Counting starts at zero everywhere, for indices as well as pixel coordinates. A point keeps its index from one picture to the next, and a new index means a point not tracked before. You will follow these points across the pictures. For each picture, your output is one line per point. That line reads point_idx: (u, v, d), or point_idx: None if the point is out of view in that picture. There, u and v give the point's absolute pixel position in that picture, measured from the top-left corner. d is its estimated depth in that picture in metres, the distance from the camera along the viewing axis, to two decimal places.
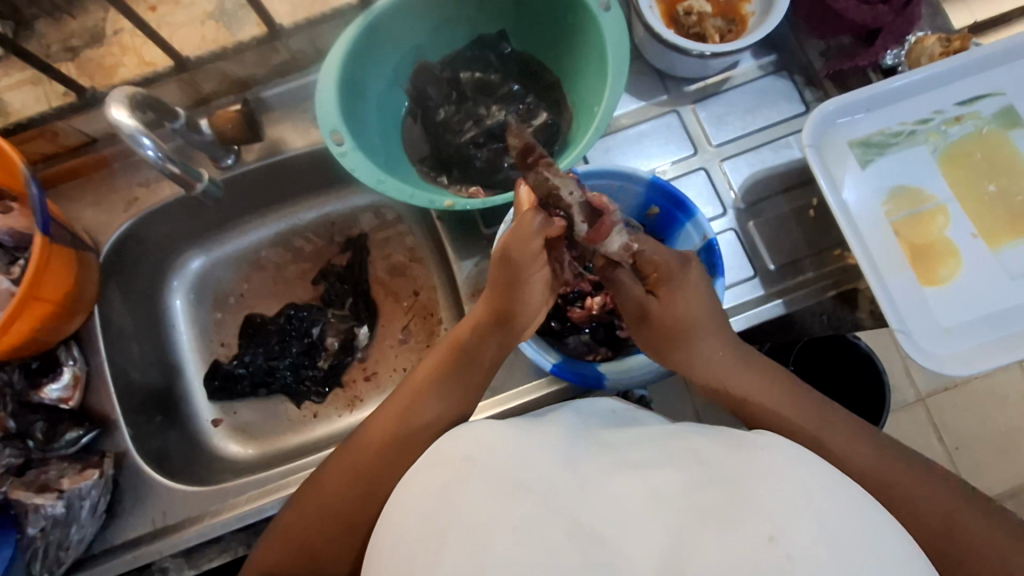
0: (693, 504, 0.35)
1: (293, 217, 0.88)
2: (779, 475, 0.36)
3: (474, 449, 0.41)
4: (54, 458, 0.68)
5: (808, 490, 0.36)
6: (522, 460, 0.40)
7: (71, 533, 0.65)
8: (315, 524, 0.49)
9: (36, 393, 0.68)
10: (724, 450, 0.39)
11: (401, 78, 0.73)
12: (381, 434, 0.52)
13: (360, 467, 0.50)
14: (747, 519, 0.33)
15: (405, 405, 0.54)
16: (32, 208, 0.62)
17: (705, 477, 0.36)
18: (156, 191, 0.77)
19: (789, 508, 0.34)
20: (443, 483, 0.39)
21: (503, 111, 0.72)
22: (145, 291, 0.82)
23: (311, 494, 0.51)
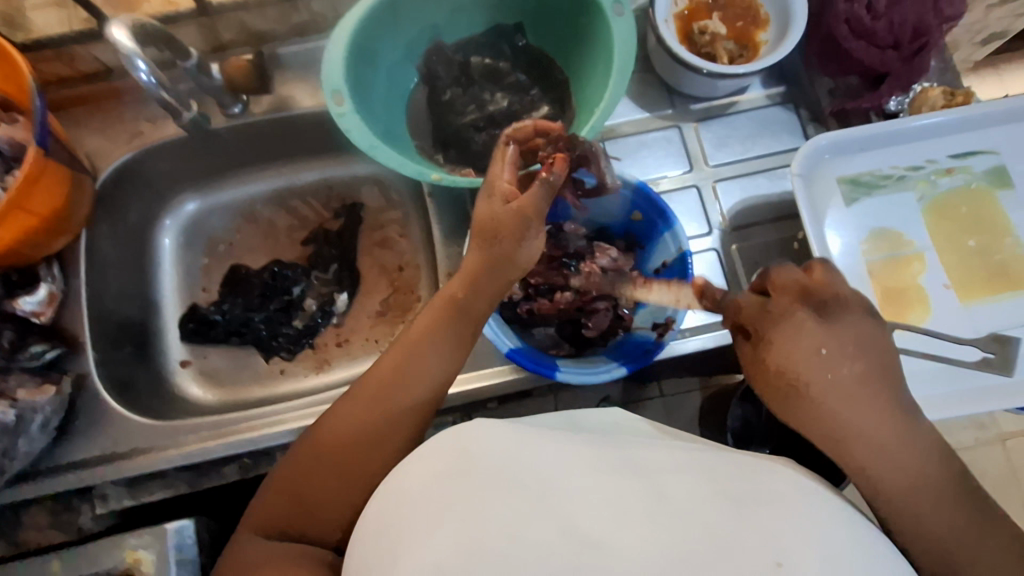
0: (693, 518, 0.34)
1: (293, 177, 0.90)
2: (790, 505, 0.36)
3: (473, 439, 0.39)
4: (16, 369, 0.67)
5: (816, 521, 0.35)
6: (525, 454, 0.38)
7: (18, 444, 0.65)
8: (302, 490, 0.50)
9: (11, 303, 0.69)
10: (738, 472, 0.39)
11: (413, 55, 0.74)
12: (376, 394, 0.52)
13: (360, 425, 0.51)
14: (754, 543, 0.33)
15: (402, 362, 0.53)
16: (33, 119, 0.63)
17: (716, 492, 0.36)
18: (160, 128, 0.79)
19: (798, 538, 0.34)
20: (440, 475, 0.38)
21: (506, 99, 0.73)
22: (136, 225, 0.84)
23: (309, 446, 0.52)
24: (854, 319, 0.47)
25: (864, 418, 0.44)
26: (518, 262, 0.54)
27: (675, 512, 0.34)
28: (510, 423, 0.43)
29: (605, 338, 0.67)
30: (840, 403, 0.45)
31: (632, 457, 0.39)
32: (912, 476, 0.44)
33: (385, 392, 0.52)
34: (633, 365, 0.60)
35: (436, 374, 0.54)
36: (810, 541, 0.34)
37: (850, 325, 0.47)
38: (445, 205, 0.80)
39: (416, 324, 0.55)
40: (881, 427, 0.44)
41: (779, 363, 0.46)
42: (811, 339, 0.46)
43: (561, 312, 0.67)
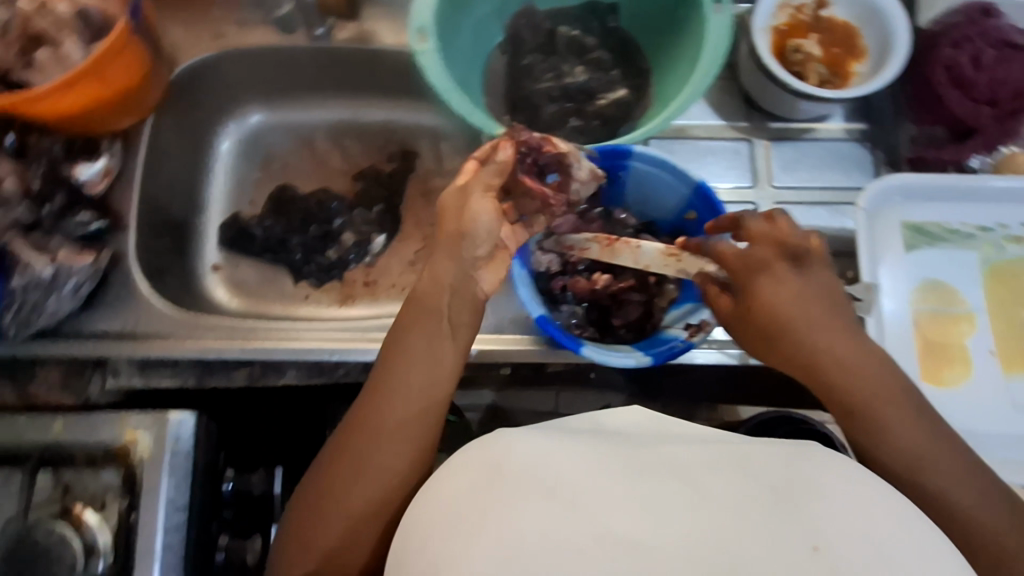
0: (731, 513, 0.34)
1: (359, 113, 0.91)
2: (832, 489, 0.36)
3: (503, 450, 0.39)
4: (60, 233, 0.69)
5: (866, 505, 0.36)
6: (546, 459, 0.38)
7: (49, 300, 0.66)
8: (322, 529, 0.48)
9: (70, 169, 0.71)
10: (778, 462, 0.38)
11: (504, 14, 0.75)
12: (367, 428, 0.50)
13: (360, 464, 0.49)
14: (794, 526, 0.34)
15: (384, 390, 0.51)
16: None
17: (757, 489, 0.36)
18: (245, 35, 0.80)
19: (842, 522, 0.34)
20: (468, 485, 0.38)
21: (585, 74, 0.71)
22: (201, 125, 0.86)
23: (316, 488, 0.50)
24: (822, 275, 0.55)
25: (840, 348, 0.52)
26: (469, 234, 0.53)
27: (714, 511, 0.34)
28: (534, 426, 0.42)
29: (632, 331, 0.66)
30: (805, 324, 0.53)
31: (668, 457, 0.38)
32: (880, 398, 0.50)
33: (376, 424, 0.50)
34: (657, 358, 0.59)
35: (419, 387, 0.51)
36: (856, 524, 0.34)
37: (818, 278, 0.54)
38: None
39: (392, 342, 0.54)
40: (849, 350, 0.52)
41: (760, 308, 0.54)
42: (790, 283, 0.53)
43: (594, 294, 0.66)
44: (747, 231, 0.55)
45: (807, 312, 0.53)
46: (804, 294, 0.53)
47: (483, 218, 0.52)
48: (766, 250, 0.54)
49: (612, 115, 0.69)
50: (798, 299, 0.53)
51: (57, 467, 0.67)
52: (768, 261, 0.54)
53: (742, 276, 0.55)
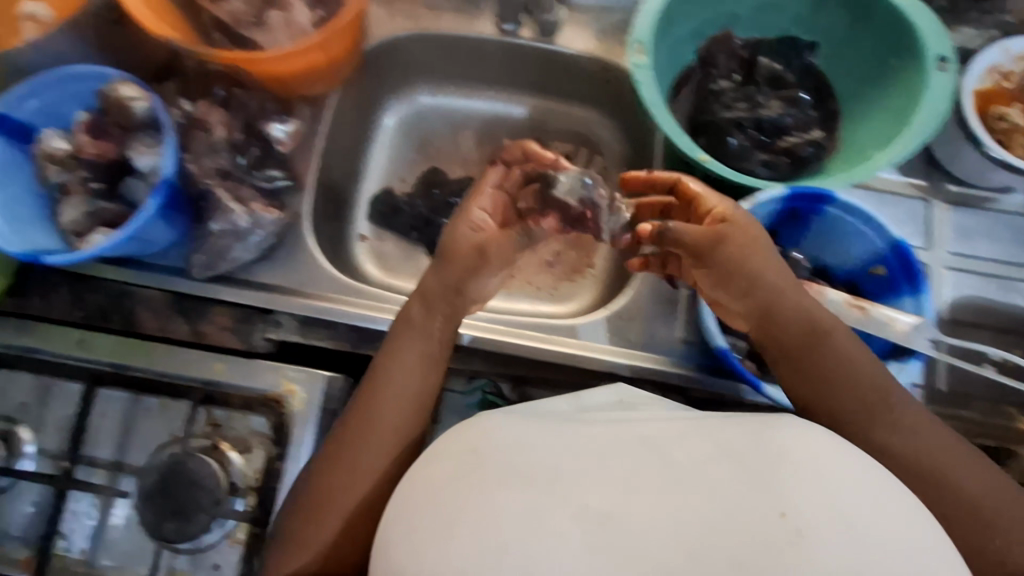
0: (714, 496, 0.38)
1: (517, 106, 0.91)
2: (798, 455, 0.39)
3: (480, 437, 0.42)
4: (250, 184, 0.72)
5: (818, 461, 0.39)
6: (528, 449, 0.41)
7: (235, 247, 0.69)
8: (319, 523, 0.53)
9: (264, 125, 0.73)
10: (743, 432, 0.41)
11: (700, 36, 0.75)
12: (355, 435, 0.56)
13: (356, 467, 0.55)
14: (762, 496, 0.37)
15: (374, 401, 0.58)
16: None
17: (714, 453, 0.40)
18: (438, 20, 0.81)
19: (817, 493, 0.38)
20: (453, 475, 0.41)
21: (781, 109, 0.70)
22: (374, 100, 0.88)
23: (325, 478, 0.55)
24: (746, 217, 0.61)
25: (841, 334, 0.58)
26: (464, 289, 0.65)
27: (702, 498, 0.38)
28: (500, 415, 0.44)
29: None
30: (792, 289, 0.59)
31: (640, 431, 0.42)
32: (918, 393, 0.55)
33: (362, 430, 0.57)
34: None
35: (399, 388, 0.59)
36: (841, 504, 0.37)
37: (768, 240, 0.61)
38: None
39: (382, 354, 0.61)
40: (850, 343, 0.57)
41: (767, 288, 0.59)
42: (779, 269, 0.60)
43: None
44: (743, 218, 0.60)
45: (788, 279, 0.60)
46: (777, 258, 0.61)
47: (488, 285, 0.68)
48: (756, 229, 0.60)
49: (802, 155, 0.69)
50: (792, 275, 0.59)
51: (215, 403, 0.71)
52: (750, 235, 0.60)
53: (725, 223, 0.60)
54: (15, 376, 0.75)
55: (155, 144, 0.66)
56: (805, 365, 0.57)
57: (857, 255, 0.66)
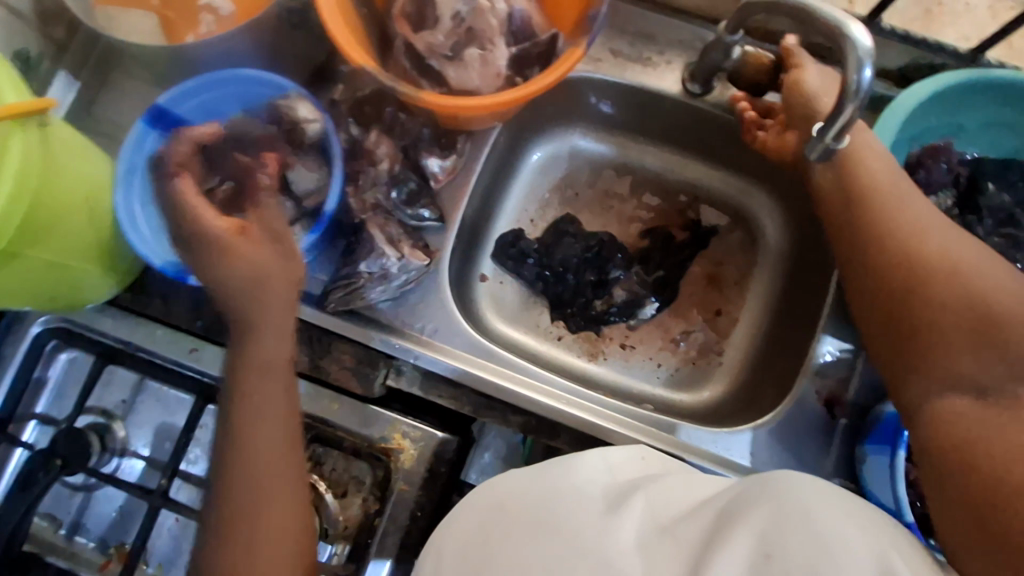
0: (700, 543, 0.40)
1: (671, 166, 0.84)
2: (782, 498, 0.41)
3: (510, 494, 0.48)
4: (398, 219, 0.67)
5: (814, 514, 0.40)
6: (551, 503, 0.45)
7: (376, 288, 0.65)
8: (263, 512, 0.52)
9: (424, 157, 0.68)
10: (739, 492, 0.44)
11: (919, 139, 0.66)
12: (267, 450, 0.53)
13: (268, 477, 0.53)
14: (746, 537, 0.39)
15: (264, 415, 0.54)
16: (587, 27, 0.58)
17: (712, 515, 0.42)
18: (619, 65, 0.73)
19: (787, 528, 0.39)
20: (478, 525, 0.46)
21: (1002, 247, 0.62)
22: (525, 134, 0.82)
23: (253, 503, 0.53)
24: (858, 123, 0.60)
25: (963, 259, 0.52)
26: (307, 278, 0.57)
27: (685, 543, 0.40)
28: (526, 470, 0.50)
29: None
30: (893, 190, 0.57)
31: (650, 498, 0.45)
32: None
33: (273, 450, 0.54)
34: None
35: (267, 397, 0.54)
36: (805, 530, 0.39)
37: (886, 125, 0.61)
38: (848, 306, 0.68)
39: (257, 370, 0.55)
40: (983, 278, 0.50)
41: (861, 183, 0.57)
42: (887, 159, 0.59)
43: None
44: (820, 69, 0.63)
45: (898, 189, 0.57)
46: (897, 187, 0.57)
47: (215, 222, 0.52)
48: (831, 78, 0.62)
49: None
50: (905, 199, 0.56)
51: (325, 444, 0.66)
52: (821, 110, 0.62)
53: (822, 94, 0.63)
54: (121, 371, 0.72)
55: (317, 167, 0.61)
56: (893, 285, 0.54)
57: None
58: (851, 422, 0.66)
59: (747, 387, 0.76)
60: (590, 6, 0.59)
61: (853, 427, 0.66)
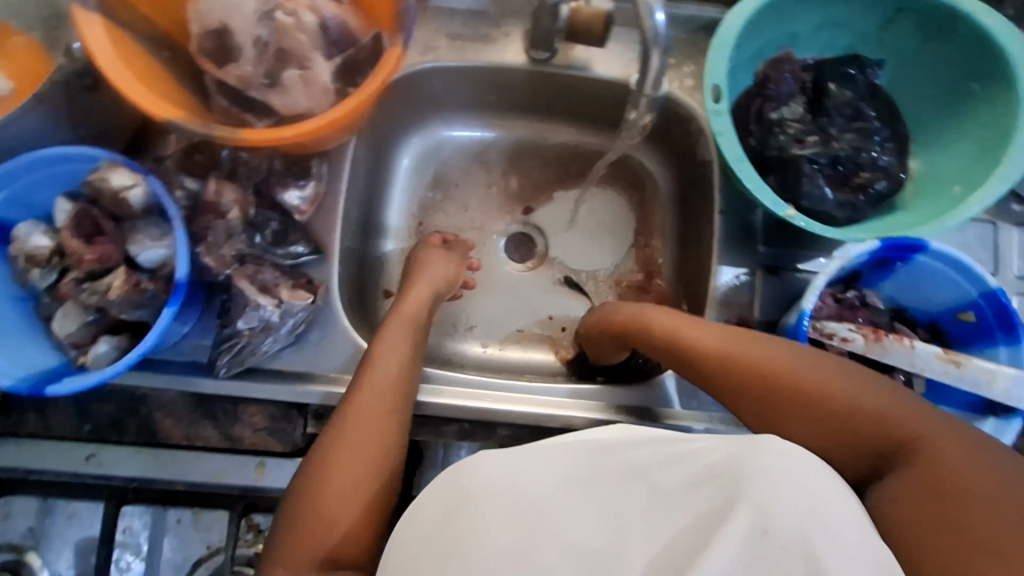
0: (694, 520, 0.34)
1: (543, 133, 0.82)
2: (778, 468, 0.35)
3: (480, 480, 0.40)
4: (269, 262, 0.63)
5: (804, 479, 0.35)
6: (522, 484, 0.39)
7: (266, 341, 0.61)
8: (347, 473, 0.50)
9: (280, 192, 0.64)
10: (733, 443, 0.38)
11: (761, 56, 0.67)
12: (371, 403, 0.55)
13: (380, 411, 0.55)
14: (739, 512, 0.33)
15: (397, 383, 0.57)
16: (400, 21, 0.55)
17: (701, 477, 0.36)
18: (459, 50, 0.72)
19: (777, 497, 0.34)
20: (439, 517, 0.39)
21: (856, 142, 0.64)
22: (388, 139, 0.78)
23: (332, 449, 0.52)
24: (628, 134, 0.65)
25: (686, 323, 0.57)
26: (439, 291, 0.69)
27: (675, 517, 0.35)
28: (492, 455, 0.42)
29: None
30: (638, 313, 0.61)
31: (628, 464, 0.39)
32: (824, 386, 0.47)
33: (377, 396, 0.55)
34: None
35: (394, 350, 0.59)
36: (794, 497, 0.34)
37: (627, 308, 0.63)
38: (735, 231, 0.69)
39: (387, 337, 0.60)
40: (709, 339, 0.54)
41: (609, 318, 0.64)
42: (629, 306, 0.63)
43: None
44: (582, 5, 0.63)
45: (644, 310, 0.61)
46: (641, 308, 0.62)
47: (431, 262, 0.71)
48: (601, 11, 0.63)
49: (878, 191, 0.63)
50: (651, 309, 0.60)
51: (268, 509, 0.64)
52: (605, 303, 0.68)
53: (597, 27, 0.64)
54: (21, 498, 0.66)
55: (161, 235, 0.56)
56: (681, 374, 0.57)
57: (941, 302, 0.63)
58: None
59: None
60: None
61: None
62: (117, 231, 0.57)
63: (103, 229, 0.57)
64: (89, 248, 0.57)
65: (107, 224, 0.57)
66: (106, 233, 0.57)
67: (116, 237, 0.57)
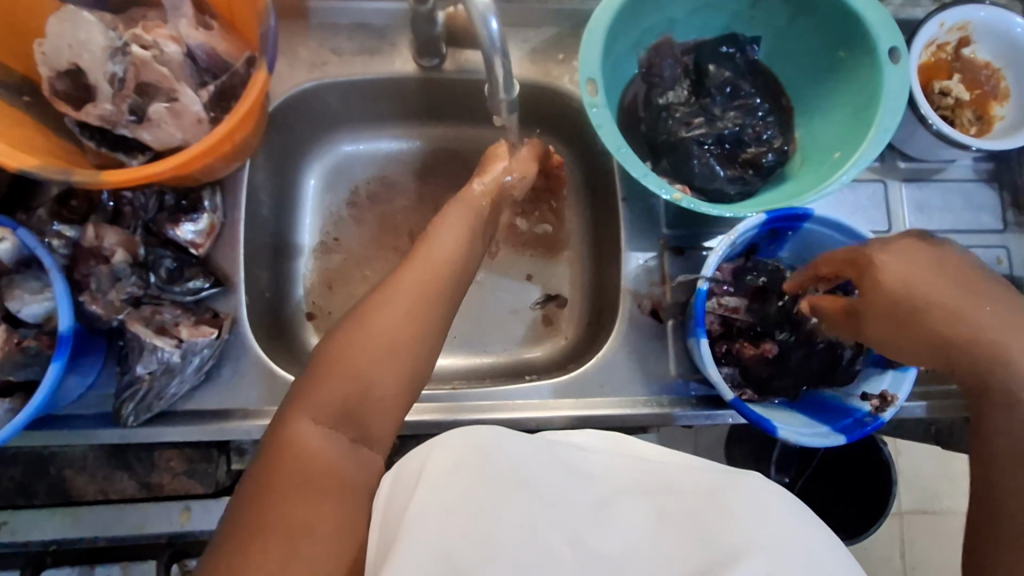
0: (696, 544, 0.37)
1: (451, 136, 0.81)
2: (767, 509, 0.39)
3: (495, 445, 0.43)
4: (168, 301, 0.61)
5: (789, 524, 0.39)
6: (536, 469, 0.41)
7: (172, 384, 0.59)
8: (375, 362, 0.46)
9: (171, 228, 0.62)
10: (733, 482, 0.41)
11: (642, 44, 0.68)
12: (410, 294, 0.50)
13: (418, 305, 0.49)
14: (741, 544, 0.36)
15: (431, 275, 0.52)
16: (263, 43, 0.54)
17: (702, 504, 0.39)
18: (349, 63, 0.71)
19: (766, 533, 0.37)
20: (455, 465, 0.41)
21: (738, 120, 0.66)
22: (290, 159, 0.76)
23: (360, 335, 0.47)
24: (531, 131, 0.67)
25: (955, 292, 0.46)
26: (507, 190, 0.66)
27: (673, 534, 0.38)
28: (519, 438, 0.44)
29: (793, 393, 0.63)
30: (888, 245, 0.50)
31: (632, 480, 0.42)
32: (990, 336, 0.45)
33: (417, 292, 0.50)
34: (846, 433, 0.58)
35: (447, 249, 0.55)
36: (781, 536, 0.37)
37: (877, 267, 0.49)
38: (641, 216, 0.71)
39: (440, 239, 0.56)
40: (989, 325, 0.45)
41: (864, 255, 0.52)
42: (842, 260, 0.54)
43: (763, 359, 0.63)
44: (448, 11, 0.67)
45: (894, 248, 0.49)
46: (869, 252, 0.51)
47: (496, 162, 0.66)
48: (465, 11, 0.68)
49: (767, 164, 0.65)
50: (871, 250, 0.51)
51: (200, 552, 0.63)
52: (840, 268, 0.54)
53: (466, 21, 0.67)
54: None
55: (41, 288, 0.54)
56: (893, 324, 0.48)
57: None
58: (678, 320, 0.68)
59: (591, 318, 0.77)
60: (259, 19, 0.54)
61: (681, 324, 0.69)
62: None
63: None
64: None
65: None
66: None
67: None
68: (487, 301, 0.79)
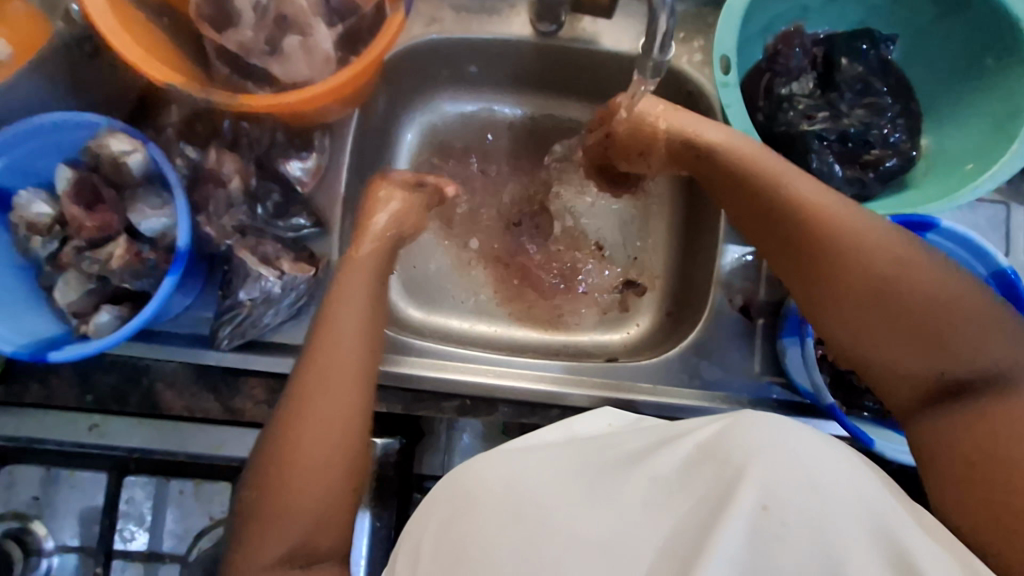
0: (705, 502, 0.33)
1: (550, 108, 0.81)
2: (771, 442, 0.34)
3: (475, 479, 0.40)
4: (271, 234, 0.63)
5: (804, 459, 0.34)
6: (523, 478, 0.38)
7: (268, 313, 0.61)
8: (303, 495, 0.47)
9: (282, 164, 0.64)
10: (727, 427, 0.37)
11: (771, 30, 0.66)
12: (314, 423, 0.49)
13: (329, 428, 0.50)
14: (742, 489, 0.32)
15: (339, 396, 0.52)
16: None
17: (702, 456, 0.35)
18: (465, 21, 0.71)
19: (778, 474, 0.33)
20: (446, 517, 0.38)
21: (864, 119, 0.63)
22: (393, 111, 0.77)
23: (277, 485, 0.47)
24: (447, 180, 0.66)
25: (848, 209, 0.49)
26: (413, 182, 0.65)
27: (679, 497, 0.34)
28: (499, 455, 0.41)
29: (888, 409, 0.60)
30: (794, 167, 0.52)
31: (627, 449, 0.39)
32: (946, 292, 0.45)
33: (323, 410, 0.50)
34: None
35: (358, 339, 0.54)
36: (792, 472, 0.33)
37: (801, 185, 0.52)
38: None
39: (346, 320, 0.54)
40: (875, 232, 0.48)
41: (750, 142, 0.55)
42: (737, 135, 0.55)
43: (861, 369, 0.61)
44: None
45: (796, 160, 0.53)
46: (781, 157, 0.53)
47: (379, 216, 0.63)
48: None
49: (889, 168, 0.62)
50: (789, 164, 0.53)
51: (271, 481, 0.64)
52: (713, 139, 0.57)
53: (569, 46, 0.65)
54: (24, 467, 0.65)
55: (162, 204, 0.56)
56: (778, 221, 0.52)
57: None
58: (769, 320, 0.67)
59: (672, 308, 0.76)
60: None
61: (772, 325, 0.67)
62: (117, 199, 0.57)
63: (103, 196, 0.57)
64: (89, 215, 0.57)
65: (107, 192, 0.57)
66: (106, 201, 0.57)
67: (116, 205, 0.57)
68: (567, 277, 0.78)
